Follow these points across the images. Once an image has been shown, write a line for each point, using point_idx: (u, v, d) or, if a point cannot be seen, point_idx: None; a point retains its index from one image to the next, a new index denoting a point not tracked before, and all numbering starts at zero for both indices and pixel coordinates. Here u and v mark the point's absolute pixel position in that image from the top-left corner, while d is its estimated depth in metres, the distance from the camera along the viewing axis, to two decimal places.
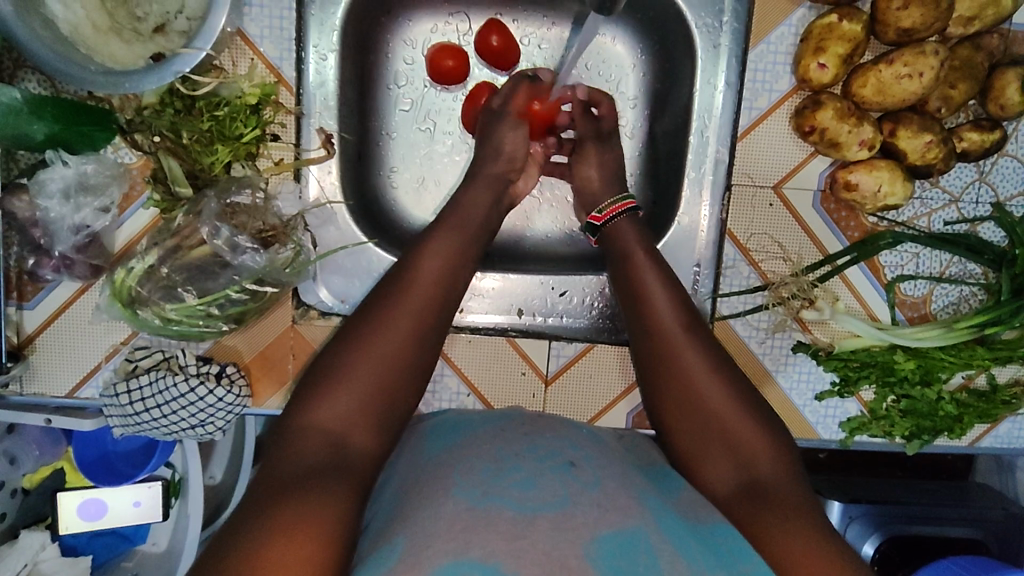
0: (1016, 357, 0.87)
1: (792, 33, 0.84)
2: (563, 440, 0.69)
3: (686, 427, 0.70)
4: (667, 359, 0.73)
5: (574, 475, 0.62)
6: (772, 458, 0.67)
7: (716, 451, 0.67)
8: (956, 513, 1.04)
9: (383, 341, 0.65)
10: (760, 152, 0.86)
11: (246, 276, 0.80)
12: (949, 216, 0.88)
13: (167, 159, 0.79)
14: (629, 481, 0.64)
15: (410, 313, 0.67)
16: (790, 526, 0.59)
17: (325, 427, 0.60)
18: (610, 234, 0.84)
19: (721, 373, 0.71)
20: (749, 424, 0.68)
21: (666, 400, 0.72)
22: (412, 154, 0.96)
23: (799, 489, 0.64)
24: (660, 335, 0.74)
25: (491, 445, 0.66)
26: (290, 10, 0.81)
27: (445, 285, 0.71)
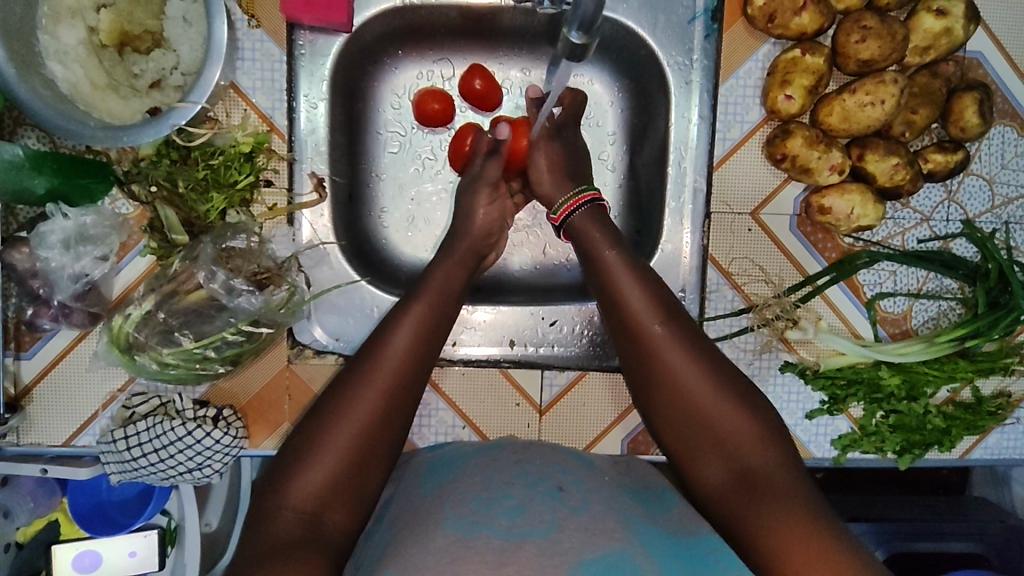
0: (997, 369, 0.89)
1: (759, 67, 0.88)
2: (553, 466, 0.70)
3: (675, 425, 0.71)
4: (650, 358, 0.73)
5: (561, 500, 0.63)
6: (761, 447, 0.68)
7: (703, 448, 0.69)
8: (954, 527, 1.04)
9: (355, 417, 0.64)
10: (736, 180, 0.90)
11: (242, 318, 0.82)
12: (922, 234, 0.91)
13: (163, 208, 0.81)
14: (618, 505, 0.66)
15: (384, 379, 0.67)
16: (779, 515, 0.61)
17: (300, 504, 0.61)
18: (575, 233, 0.84)
19: (704, 367, 0.72)
20: (735, 413, 0.70)
21: (655, 404, 0.73)
22: (402, 194, 0.99)
23: (788, 476, 0.65)
24: (639, 336, 0.74)
25: (483, 475, 0.68)
26: (282, 63, 0.85)
27: (419, 350, 0.70)
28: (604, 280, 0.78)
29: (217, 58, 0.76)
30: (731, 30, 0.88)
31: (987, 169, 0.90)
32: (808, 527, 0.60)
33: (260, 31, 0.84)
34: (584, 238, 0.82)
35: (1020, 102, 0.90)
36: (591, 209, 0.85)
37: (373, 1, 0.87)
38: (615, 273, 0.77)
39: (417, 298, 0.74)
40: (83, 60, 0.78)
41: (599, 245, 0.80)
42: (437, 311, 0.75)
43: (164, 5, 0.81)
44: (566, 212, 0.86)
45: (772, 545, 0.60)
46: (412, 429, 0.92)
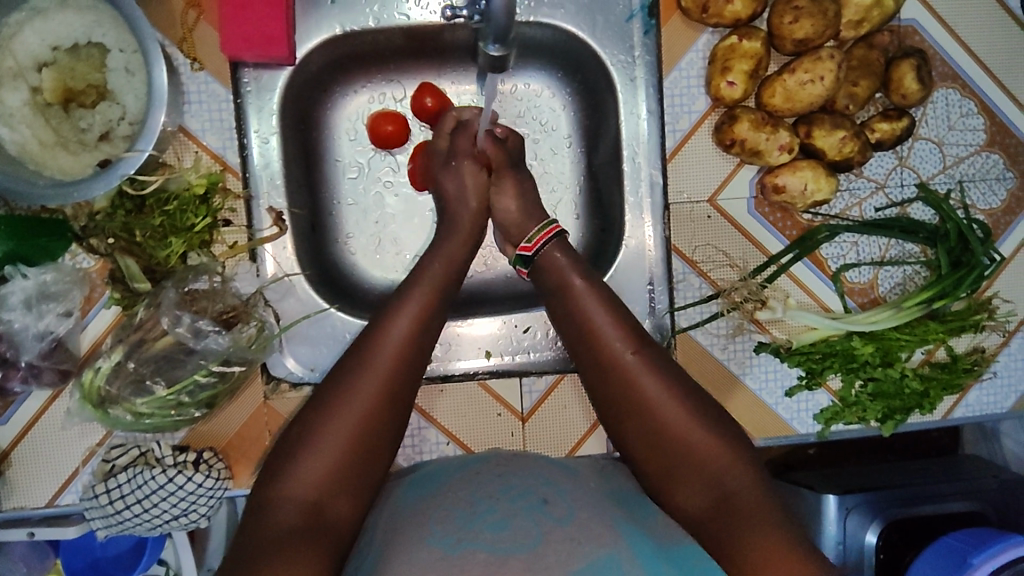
0: (968, 326, 0.90)
1: (700, 57, 0.89)
2: (537, 476, 0.76)
3: (650, 456, 0.72)
4: (624, 389, 0.74)
5: (546, 513, 0.69)
6: (739, 471, 0.69)
7: (682, 474, 0.70)
8: (949, 489, 1.05)
9: (351, 409, 0.67)
10: (690, 169, 0.91)
11: (213, 358, 0.82)
12: (879, 202, 0.92)
13: (124, 258, 0.81)
14: (603, 509, 0.72)
15: (381, 372, 0.69)
16: (756, 539, 0.63)
17: (299, 496, 0.63)
18: (542, 265, 0.83)
19: (677, 391, 0.73)
20: (709, 439, 0.71)
21: (631, 439, 0.73)
22: (366, 218, 0.99)
23: (766, 497, 0.67)
24: (613, 362, 0.75)
25: (466, 491, 0.73)
26: (228, 102, 0.85)
27: (415, 341, 0.72)
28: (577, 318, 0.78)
29: (160, 102, 0.75)
30: (668, 25, 0.89)
31: (934, 132, 0.92)
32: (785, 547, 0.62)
33: (204, 73, 0.84)
34: (551, 272, 0.82)
35: (959, 63, 0.91)
36: (559, 243, 0.84)
37: (314, 32, 0.88)
38: (585, 299, 0.79)
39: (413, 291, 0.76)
40: (30, 121, 0.79)
41: (570, 279, 0.81)
42: (434, 305, 0.75)
43: (105, 57, 0.80)
44: (540, 239, 0.84)
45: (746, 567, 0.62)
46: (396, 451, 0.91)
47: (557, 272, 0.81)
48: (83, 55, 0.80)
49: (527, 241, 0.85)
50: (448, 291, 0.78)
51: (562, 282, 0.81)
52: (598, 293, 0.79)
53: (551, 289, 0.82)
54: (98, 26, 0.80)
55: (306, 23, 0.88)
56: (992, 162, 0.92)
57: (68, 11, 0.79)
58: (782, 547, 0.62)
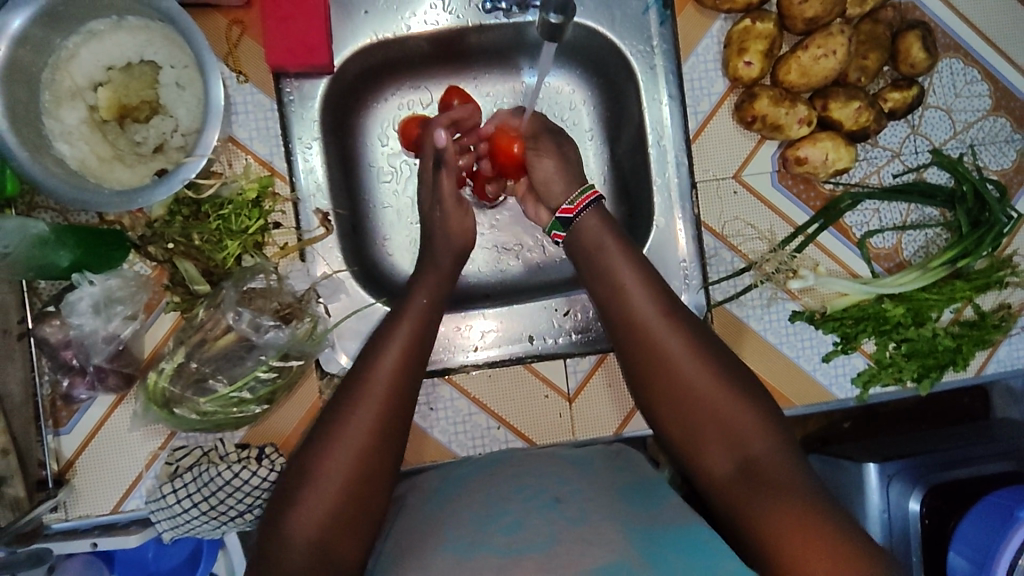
0: (993, 283, 0.93)
1: (716, 42, 0.95)
2: (552, 475, 0.78)
3: (677, 416, 0.76)
4: (650, 350, 0.78)
5: (560, 512, 0.71)
6: (764, 436, 0.73)
7: (707, 435, 0.74)
8: (987, 449, 1.06)
9: (346, 448, 0.70)
10: (713, 149, 0.95)
11: (273, 353, 0.85)
12: (896, 169, 0.96)
13: (183, 262, 0.84)
14: (616, 512, 0.72)
15: (371, 411, 0.72)
16: (783, 511, 0.67)
17: (305, 536, 0.67)
18: (581, 229, 0.85)
19: (704, 356, 0.77)
20: (737, 404, 0.75)
21: (657, 399, 0.77)
22: (401, 219, 1.03)
23: (791, 464, 0.71)
24: (639, 332, 0.79)
25: (483, 494, 0.76)
26: (273, 111, 0.90)
27: (404, 372, 0.75)
28: (609, 284, 0.82)
29: (215, 116, 0.79)
30: (683, 14, 0.94)
31: (943, 100, 0.96)
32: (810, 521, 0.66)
33: (250, 85, 0.89)
34: (586, 235, 0.85)
35: (961, 34, 0.96)
36: (599, 208, 0.86)
37: (350, 41, 0.93)
38: (615, 261, 0.82)
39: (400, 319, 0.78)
40: (89, 137, 0.84)
41: (606, 240, 0.83)
42: (420, 340, 0.78)
43: (157, 73, 0.85)
44: (582, 203, 0.86)
45: (767, 536, 0.67)
46: (448, 438, 0.94)
47: (591, 239, 0.84)
48: (137, 73, 0.84)
49: (570, 204, 0.86)
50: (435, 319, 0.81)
51: (598, 244, 0.83)
52: (630, 254, 0.82)
53: (585, 249, 0.84)
54: (150, 45, 0.84)
55: (342, 33, 0.92)
56: (999, 126, 0.97)
57: (120, 32, 0.84)
58: (801, 523, 0.66)
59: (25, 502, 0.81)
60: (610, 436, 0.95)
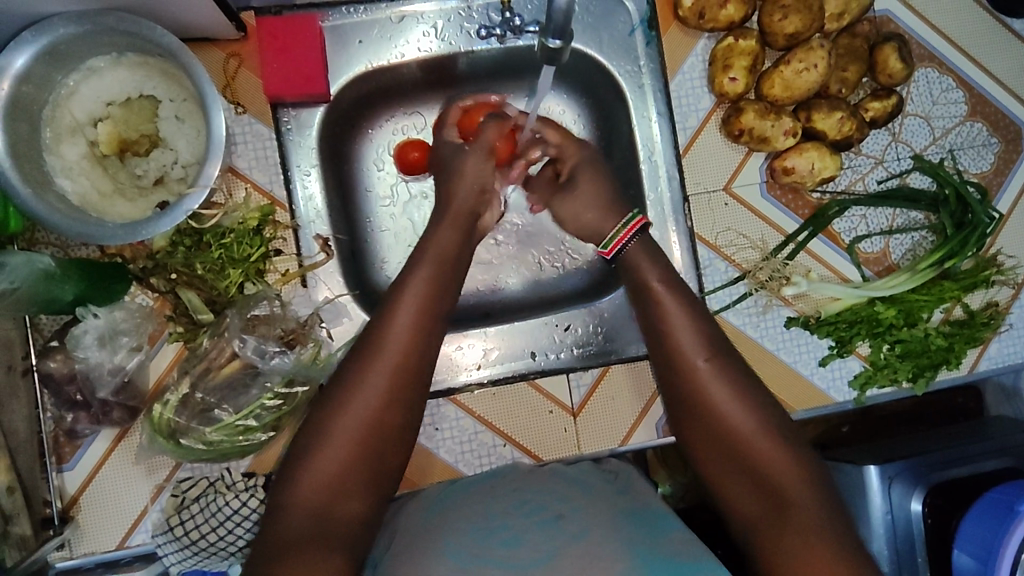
0: (980, 282, 0.96)
1: (700, 60, 0.98)
2: (552, 493, 0.79)
3: (710, 447, 0.73)
4: (681, 371, 0.75)
5: (560, 528, 0.72)
6: (801, 484, 0.69)
7: (735, 473, 0.71)
8: (984, 447, 1.08)
9: (356, 407, 0.68)
10: (703, 163, 0.98)
11: (277, 380, 0.86)
12: (880, 175, 0.99)
13: (186, 292, 0.85)
14: (619, 531, 0.73)
15: (384, 369, 0.70)
16: (807, 551, 0.64)
17: (308, 499, 0.65)
18: (603, 234, 0.87)
19: (737, 386, 0.73)
20: (774, 446, 0.70)
21: (692, 429, 0.74)
22: (399, 242, 1.05)
23: (823, 511, 0.67)
24: (670, 355, 0.76)
25: (484, 505, 0.78)
26: (272, 140, 0.91)
27: (420, 337, 0.73)
28: (636, 292, 0.81)
29: (217, 154, 0.80)
30: (668, 34, 0.98)
31: (921, 108, 1.00)
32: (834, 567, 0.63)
33: (248, 116, 0.91)
34: (616, 251, 0.84)
35: (934, 45, 1.00)
36: (636, 240, 0.84)
37: (345, 70, 0.95)
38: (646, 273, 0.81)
39: (417, 283, 0.75)
40: (89, 173, 0.85)
41: (639, 258, 0.82)
42: (436, 298, 0.75)
43: (156, 107, 0.86)
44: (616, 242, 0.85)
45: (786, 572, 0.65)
46: (455, 457, 0.94)
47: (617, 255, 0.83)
48: (135, 108, 0.86)
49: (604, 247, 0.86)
50: (455, 280, 0.79)
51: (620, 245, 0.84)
52: (657, 260, 0.82)
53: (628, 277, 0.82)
54: (149, 80, 0.86)
55: (337, 63, 0.95)
56: (977, 130, 1.00)
57: (119, 68, 0.85)
58: (821, 561, 0.64)
59: (31, 540, 0.81)
60: (615, 449, 0.96)
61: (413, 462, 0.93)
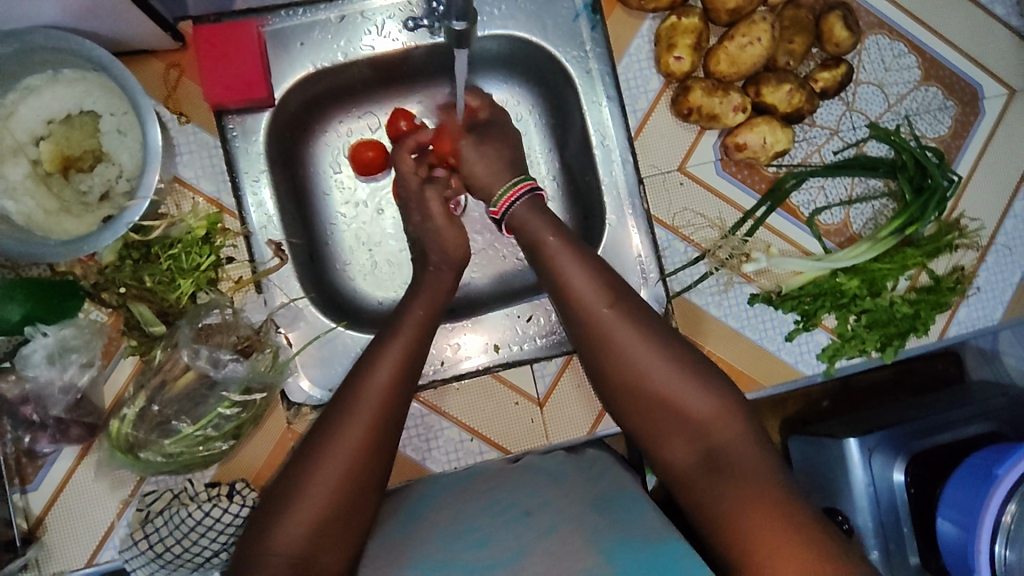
0: (944, 247, 0.95)
1: (646, 41, 0.97)
2: (523, 488, 0.82)
3: (635, 403, 0.77)
4: (602, 339, 0.79)
5: (529, 524, 0.76)
6: (727, 426, 0.75)
7: (670, 428, 0.76)
8: (965, 412, 1.06)
9: (337, 455, 0.70)
10: (655, 144, 0.97)
11: (235, 387, 0.84)
12: (836, 146, 0.98)
13: (136, 305, 0.84)
14: (586, 521, 0.76)
15: (368, 416, 0.73)
16: (749, 500, 0.69)
17: (287, 549, 0.67)
18: (518, 224, 0.88)
19: (658, 343, 0.78)
20: (701, 394, 0.76)
21: (615, 388, 0.79)
22: (358, 244, 1.05)
23: (755, 454, 0.73)
24: (592, 324, 0.80)
25: (456, 510, 0.81)
26: (218, 148, 0.91)
27: (401, 387, 0.76)
28: (546, 268, 0.84)
29: (154, 165, 0.80)
30: (611, 18, 0.97)
31: (873, 75, 0.98)
32: (779, 509, 0.68)
33: (191, 125, 0.91)
34: (525, 231, 0.87)
35: (883, 11, 0.99)
36: (531, 199, 0.89)
37: (288, 73, 0.94)
38: (560, 258, 0.83)
39: (396, 338, 0.79)
40: (34, 192, 0.84)
41: (542, 235, 0.85)
42: (417, 352, 0.79)
43: (97, 122, 0.86)
44: (505, 203, 0.89)
45: (730, 528, 0.69)
46: (421, 454, 0.93)
47: (556, 263, 0.83)
48: (76, 124, 0.85)
49: (496, 206, 0.90)
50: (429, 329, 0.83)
51: (540, 242, 0.85)
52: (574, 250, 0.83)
53: (528, 246, 0.86)
54: (87, 95, 0.85)
55: (279, 66, 0.94)
56: (932, 95, 0.99)
57: (57, 84, 0.85)
58: (770, 506, 0.68)
59: None
60: (584, 437, 0.95)
61: None
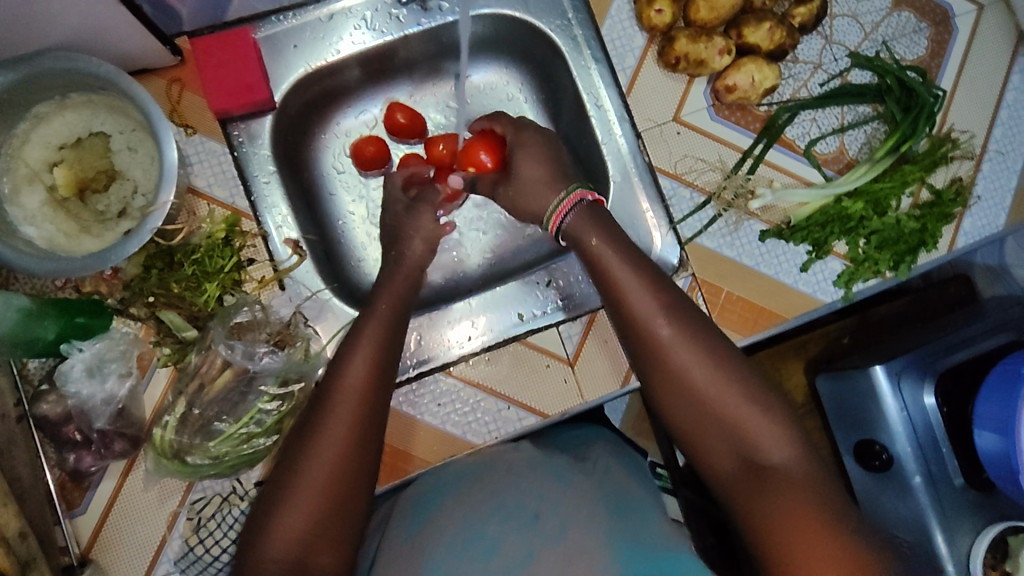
0: (940, 160, 0.97)
1: (625, 3, 1.01)
2: (530, 491, 0.76)
3: (680, 409, 0.73)
4: (650, 348, 0.75)
5: (539, 529, 0.70)
6: (778, 440, 0.70)
7: (715, 435, 0.72)
8: (984, 326, 1.08)
9: (321, 454, 0.68)
10: (647, 98, 1.00)
11: (272, 380, 0.86)
12: (821, 78, 1.01)
13: (166, 312, 0.85)
14: (597, 523, 0.71)
15: (348, 411, 0.71)
16: (796, 510, 0.65)
17: (280, 555, 0.64)
18: (571, 231, 0.85)
19: (710, 354, 0.73)
20: (752, 407, 0.71)
21: (659, 393, 0.75)
22: (371, 238, 1.07)
23: (805, 468, 0.68)
24: (641, 333, 0.75)
25: (464, 512, 0.75)
26: (226, 156, 0.93)
27: (378, 379, 0.74)
28: (592, 269, 0.81)
29: (171, 178, 0.81)
30: None
31: (847, 8, 1.02)
32: (826, 526, 0.64)
33: (198, 135, 0.93)
34: (574, 235, 0.84)
35: None
36: (579, 211, 0.85)
37: (287, 76, 0.97)
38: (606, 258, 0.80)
39: (366, 333, 0.78)
40: (53, 217, 0.86)
41: (590, 240, 0.82)
42: (388, 346, 0.78)
43: (108, 142, 0.88)
44: (556, 221, 0.87)
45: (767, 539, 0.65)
46: (462, 429, 0.93)
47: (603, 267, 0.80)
48: (87, 146, 0.87)
49: (547, 226, 0.89)
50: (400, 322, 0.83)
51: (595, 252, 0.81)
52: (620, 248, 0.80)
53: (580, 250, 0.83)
54: (96, 116, 0.87)
55: (277, 70, 0.96)
56: (905, 19, 1.03)
57: (66, 110, 0.87)
58: (813, 517, 0.64)
59: None
60: (618, 390, 0.96)
61: (420, 441, 0.93)
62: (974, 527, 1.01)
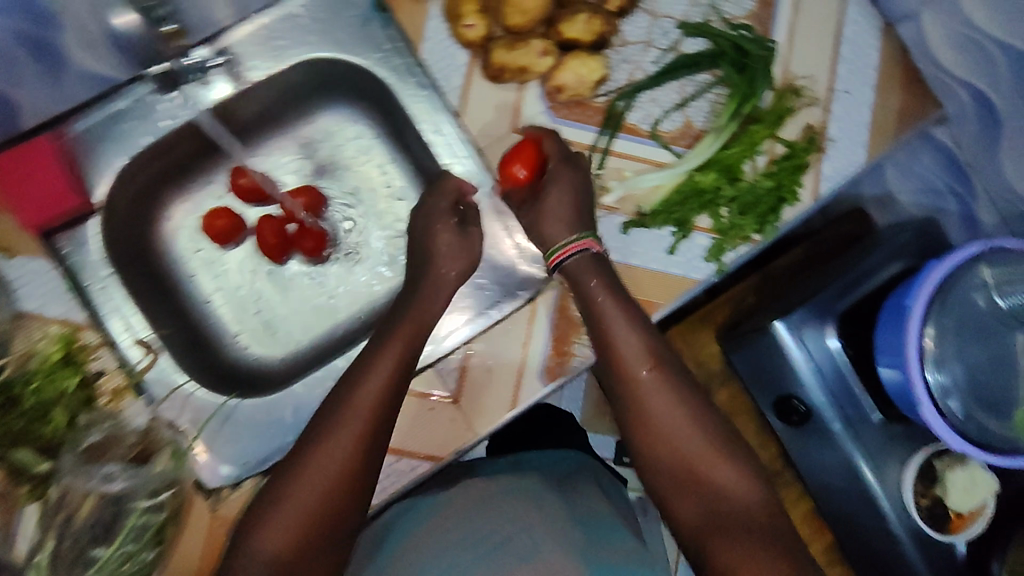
0: (783, 114, 0.96)
1: (440, 20, 0.94)
2: (501, 516, 0.89)
3: (659, 460, 0.79)
4: (634, 398, 0.81)
5: (508, 553, 0.83)
6: (746, 490, 0.76)
7: (677, 491, 0.77)
8: (883, 255, 1.04)
9: (317, 474, 0.71)
10: (483, 114, 0.95)
11: (141, 495, 0.75)
12: (654, 56, 0.98)
13: (7, 454, 0.75)
14: (573, 546, 0.84)
15: (353, 430, 0.73)
16: (742, 555, 0.70)
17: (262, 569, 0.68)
18: (574, 273, 0.87)
19: (690, 410, 0.79)
20: (718, 460, 0.77)
21: (646, 453, 0.80)
22: (242, 313, 1.05)
23: (761, 511, 0.75)
24: (627, 381, 0.81)
25: (432, 552, 0.87)
26: (53, 271, 0.87)
27: (389, 403, 0.76)
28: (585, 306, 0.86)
29: None
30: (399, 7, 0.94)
31: None
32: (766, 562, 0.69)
33: (19, 257, 0.87)
34: (571, 277, 0.87)
35: None
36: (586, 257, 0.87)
37: (103, 175, 0.92)
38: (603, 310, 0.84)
39: (381, 362, 0.78)
40: None
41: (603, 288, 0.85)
42: (403, 370, 0.78)
43: None
44: (566, 253, 0.88)
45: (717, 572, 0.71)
46: None
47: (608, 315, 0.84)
48: None
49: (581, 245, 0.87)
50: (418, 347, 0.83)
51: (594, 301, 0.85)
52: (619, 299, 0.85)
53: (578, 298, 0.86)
54: None
55: (91, 171, 0.91)
56: None
57: None
58: (756, 548, 0.71)
59: None
60: (509, 415, 0.92)
61: None
62: (900, 459, 1.03)
